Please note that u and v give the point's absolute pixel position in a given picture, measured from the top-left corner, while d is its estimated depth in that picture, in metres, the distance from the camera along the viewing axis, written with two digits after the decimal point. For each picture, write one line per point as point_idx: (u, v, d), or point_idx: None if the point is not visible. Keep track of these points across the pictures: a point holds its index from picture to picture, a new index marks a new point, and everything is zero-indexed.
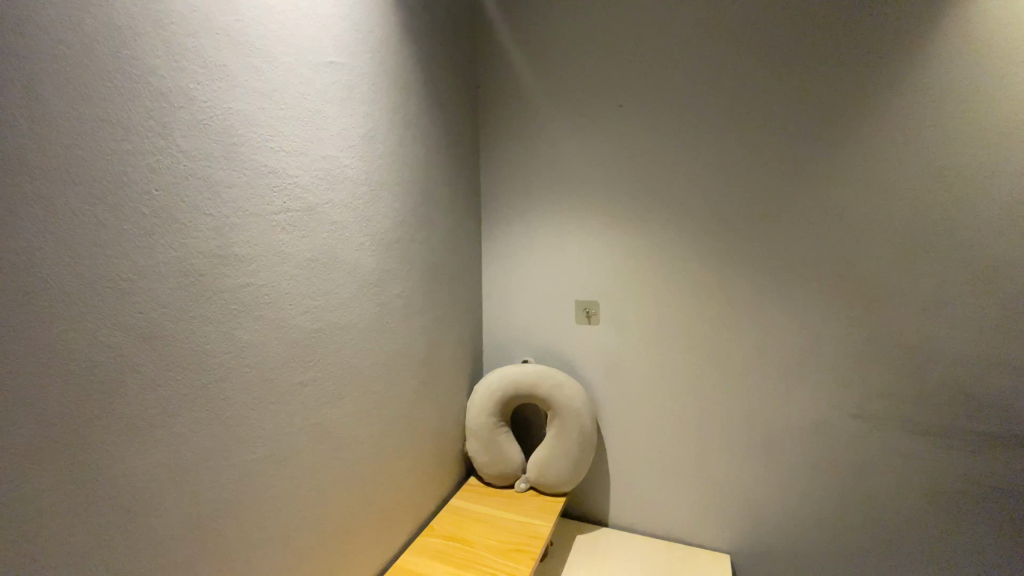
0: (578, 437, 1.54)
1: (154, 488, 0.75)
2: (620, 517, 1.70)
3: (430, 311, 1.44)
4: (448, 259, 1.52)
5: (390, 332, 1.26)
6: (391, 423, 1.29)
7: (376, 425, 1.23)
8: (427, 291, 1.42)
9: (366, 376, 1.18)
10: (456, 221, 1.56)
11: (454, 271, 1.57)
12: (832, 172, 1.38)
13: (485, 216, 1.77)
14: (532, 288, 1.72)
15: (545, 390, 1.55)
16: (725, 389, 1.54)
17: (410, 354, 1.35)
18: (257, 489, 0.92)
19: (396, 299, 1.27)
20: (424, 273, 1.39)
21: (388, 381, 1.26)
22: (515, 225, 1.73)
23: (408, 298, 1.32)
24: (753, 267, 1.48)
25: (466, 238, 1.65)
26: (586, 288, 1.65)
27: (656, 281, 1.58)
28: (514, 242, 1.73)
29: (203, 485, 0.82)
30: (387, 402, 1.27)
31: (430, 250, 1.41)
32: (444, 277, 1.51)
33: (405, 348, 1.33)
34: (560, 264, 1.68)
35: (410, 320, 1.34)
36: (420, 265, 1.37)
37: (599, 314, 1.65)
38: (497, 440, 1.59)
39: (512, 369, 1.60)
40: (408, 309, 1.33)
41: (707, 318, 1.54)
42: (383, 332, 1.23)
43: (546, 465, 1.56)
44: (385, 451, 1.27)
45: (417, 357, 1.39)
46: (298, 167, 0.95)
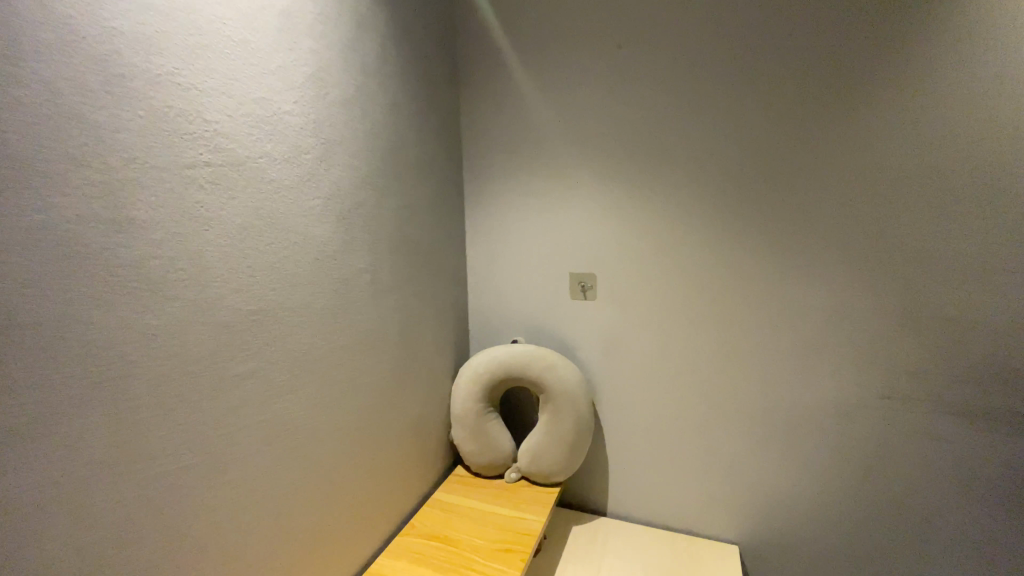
0: (574, 421, 1.39)
1: (48, 517, 0.59)
2: (620, 506, 1.57)
3: (406, 289, 1.27)
4: (426, 230, 1.35)
5: (356, 314, 1.09)
6: (363, 414, 1.14)
7: (345, 419, 1.08)
8: (402, 266, 1.24)
9: (328, 364, 1.02)
10: (433, 185, 1.38)
11: (433, 244, 1.40)
12: (868, 116, 1.17)
13: (468, 181, 1.58)
14: (522, 261, 1.55)
15: (536, 372, 1.39)
16: (735, 369, 1.39)
17: (382, 338, 1.19)
18: (193, 505, 0.77)
19: (363, 274, 1.10)
20: (396, 244, 1.21)
21: (357, 369, 1.11)
22: (502, 190, 1.54)
23: (377, 273, 1.15)
24: (770, 231, 1.30)
25: (447, 206, 1.48)
26: (582, 260, 1.48)
27: (659, 250, 1.40)
28: (500, 209, 1.55)
29: (119, 506, 0.67)
30: (357, 393, 1.11)
31: (403, 219, 1.23)
32: (422, 250, 1.34)
33: (375, 331, 1.16)
34: (552, 233, 1.50)
35: (380, 298, 1.17)
36: (391, 235, 1.19)
37: (595, 287, 1.48)
38: (484, 427, 1.44)
39: (501, 350, 1.44)
40: (378, 286, 1.16)
41: (716, 290, 1.37)
42: (347, 314, 1.06)
43: (538, 452, 1.41)
44: (357, 448, 1.12)
45: (391, 341, 1.22)
46: (220, 111, 0.76)
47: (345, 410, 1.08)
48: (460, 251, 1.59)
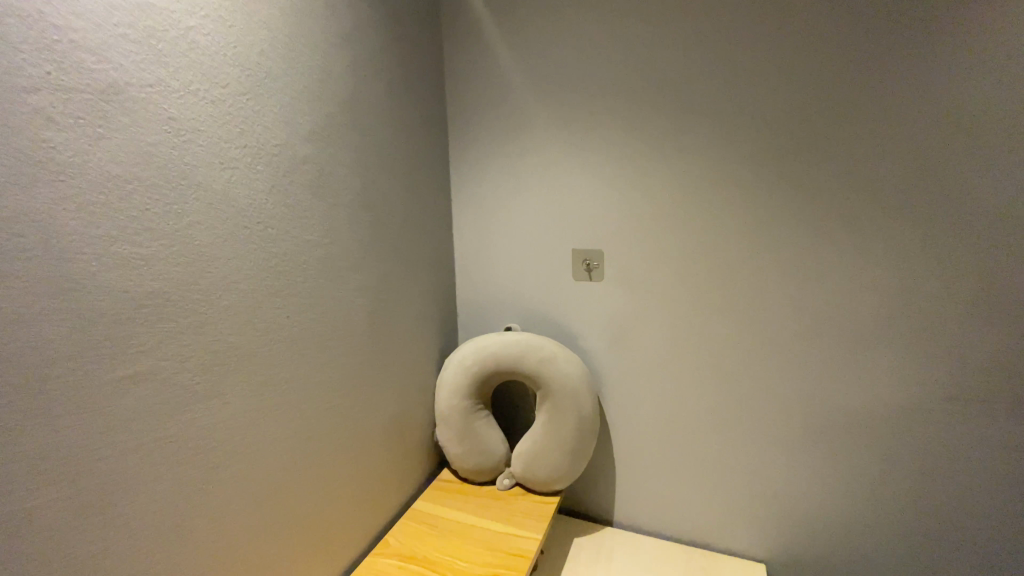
0: (578, 421, 1.19)
1: None
2: (629, 514, 1.39)
3: (378, 267, 1.05)
4: (402, 197, 1.12)
5: (309, 297, 0.88)
6: (322, 419, 0.94)
7: (297, 427, 0.88)
8: (371, 238, 1.02)
9: (271, 360, 0.81)
10: (409, 143, 1.14)
11: (413, 214, 1.17)
12: (960, 47, 0.90)
13: (455, 141, 1.34)
14: (517, 235, 1.33)
15: (532, 365, 1.19)
16: (769, 364, 1.17)
17: (348, 327, 0.98)
18: (75, 560, 0.57)
19: (319, 247, 0.89)
20: (363, 211, 0.99)
21: (313, 364, 0.90)
22: (493, 151, 1.30)
23: (336, 246, 0.93)
24: (819, 199, 1.05)
25: (429, 169, 1.25)
26: (587, 234, 1.25)
27: (678, 222, 1.17)
28: (492, 174, 1.32)
29: None
30: (314, 394, 0.91)
31: (369, 181, 1.00)
32: (398, 221, 1.11)
33: (335, 317, 0.94)
34: (551, 202, 1.27)
35: (342, 278, 0.95)
36: (353, 199, 0.96)
37: (603, 266, 1.26)
38: (473, 428, 1.24)
39: (491, 339, 1.23)
40: (340, 263, 0.94)
41: (750, 271, 1.13)
42: (297, 297, 0.85)
43: (536, 456, 1.21)
44: (316, 459, 0.93)
45: (359, 331, 1.01)
46: (76, 14, 0.54)
47: (298, 415, 0.88)
48: (446, 224, 1.37)
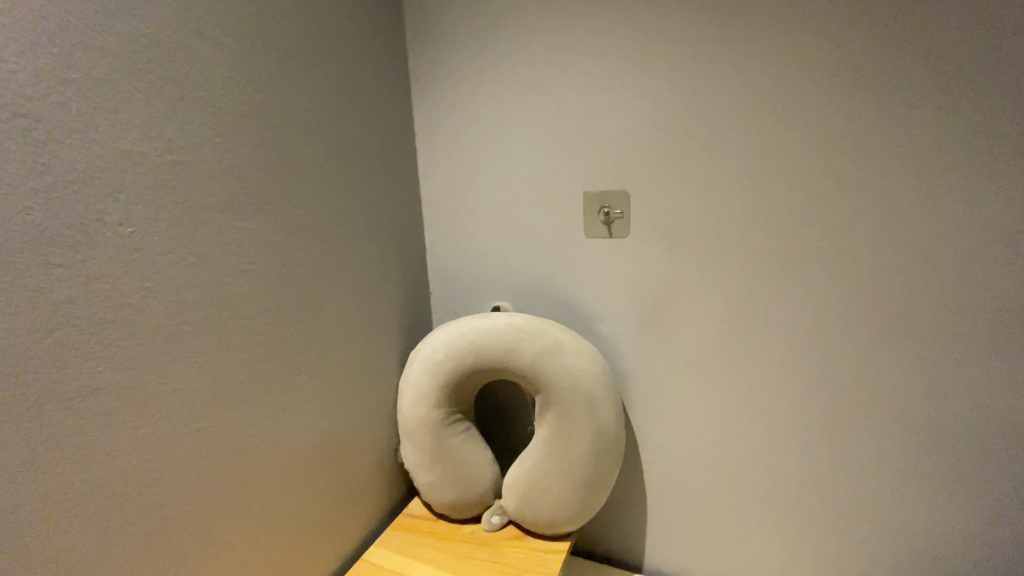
0: (596, 438, 0.84)
1: None
2: (661, 554, 1.03)
3: (283, 211, 0.69)
4: (323, 113, 0.76)
5: (145, 250, 0.53)
6: (189, 448, 0.59)
7: (134, 465, 0.53)
8: (266, 164, 0.66)
9: (47, 360, 0.45)
10: (334, 36, 0.77)
11: (347, 143, 0.81)
12: None
13: (414, 42, 0.95)
14: (503, 176, 0.94)
15: (529, 359, 0.84)
16: (877, 354, 0.79)
17: (230, 302, 0.63)
18: None
19: (159, 166, 0.53)
20: (248, 119, 0.63)
21: (160, 362, 0.55)
22: (467, 54, 0.91)
23: (194, 167, 0.57)
24: (968, 94, 0.67)
25: (375, 82, 0.87)
26: (603, 169, 0.87)
27: (739, 144, 0.78)
28: (467, 90, 0.93)
29: None
30: (170, 410, 0.57)
31: (256, 75, 0.64)
32: (321, 147, 0.76)
33: (202, 287, 0.59)
34: (552, 127, 0.88)
35: (209, 221, 0.59)
36: (225, 98, 0.60)
37: (627, 215, 0.87)
38: (450, 449, 0.89)
39: (471, 324, 0.87)
40: (207, 198, 0.59)
41: (850, 214, 0.76)
42: (113, 249, 0.50)
43: (539, 488, 0.86)
44: (184, 509, 0.59)
45: (253, 309, 0.66)
46: None
47: (137, 446, 0.53)
48: (409, 164, 0.99)
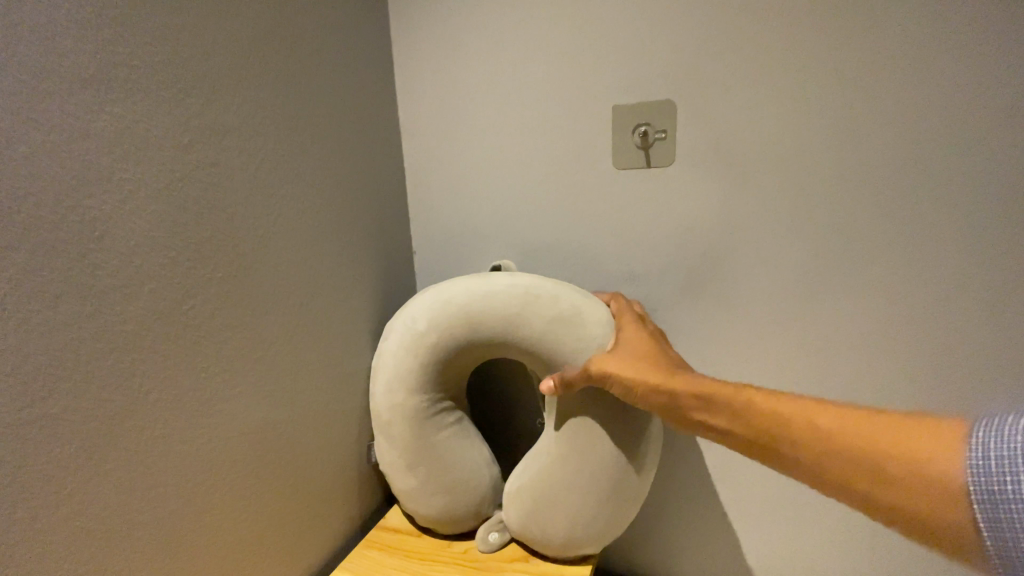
0: (627, 433, 0.64)
1: None
2: (705, 566, 0.84)
3: (208, 101, 0.50)
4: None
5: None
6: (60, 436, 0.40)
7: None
8: (173, 13, 0.46)
9: None
10: None
11: (303, 22, 0.61)
12: None
13: None
14: (510, 93, 0.74)
15: (538, 330, 0.64)
16: (986, 296, 0.63)
17: (117, 212, 0.43)
18: None
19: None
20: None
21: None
22: None
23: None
24: None
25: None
26: (638, 74, 0.68)
27: (816, 33, 0.62)
28: None
29: None
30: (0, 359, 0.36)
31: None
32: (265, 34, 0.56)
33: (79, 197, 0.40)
34: (573, 25, 0.69)
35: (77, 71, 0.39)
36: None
37: (671, 135, 0.69)
38: (437, 447, 0.70)
39: (462, 285, 0.67)
40: (73, 34, 0.39)
41: (959, 116, 0.59)
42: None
43: (552, 499, 0.67)
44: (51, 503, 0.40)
45: (151, 225, 0.46)
46: None
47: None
48: (388, 76, 0.78)
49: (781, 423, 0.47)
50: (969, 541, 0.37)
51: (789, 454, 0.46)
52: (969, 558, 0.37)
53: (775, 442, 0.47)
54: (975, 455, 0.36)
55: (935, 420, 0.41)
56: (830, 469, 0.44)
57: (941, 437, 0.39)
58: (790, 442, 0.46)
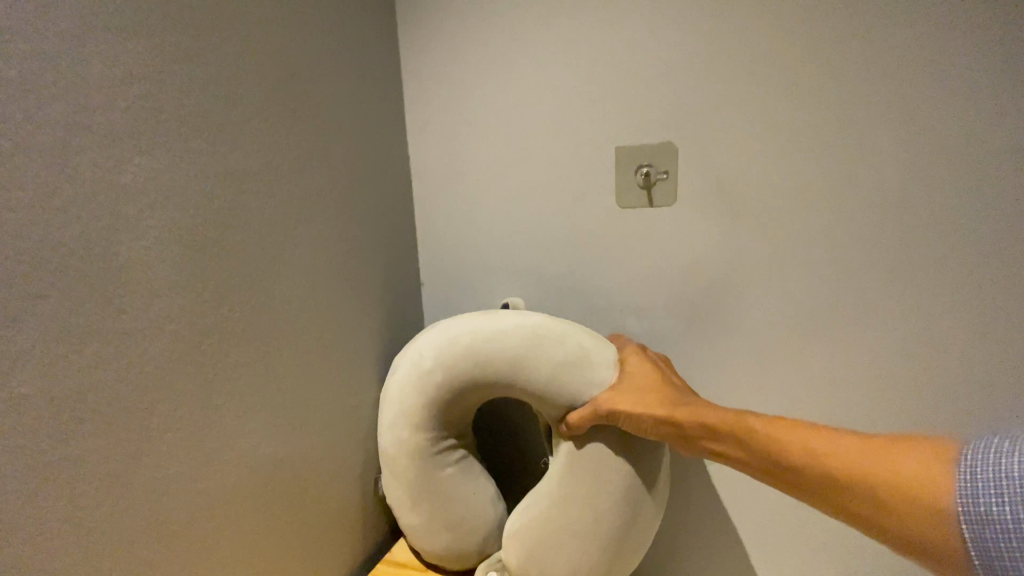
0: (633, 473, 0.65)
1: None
2: None
3: (224, 152, 0.52)
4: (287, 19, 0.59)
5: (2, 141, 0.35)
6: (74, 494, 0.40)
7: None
8: (194, 64, 0.49)
9: None
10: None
11: (316, 66, 0.64)
12: None
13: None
14: (514, 134, 0.77)
15: (540, 372, 0.65)
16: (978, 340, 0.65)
17: (131, 263, 0.44)
18: None
19: (41, 28, 0.38)
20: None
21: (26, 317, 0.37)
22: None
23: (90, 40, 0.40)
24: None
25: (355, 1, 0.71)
26: (639, 116, 0.71)
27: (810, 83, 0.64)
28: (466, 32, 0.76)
29: None
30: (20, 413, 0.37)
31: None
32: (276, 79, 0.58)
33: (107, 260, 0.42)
34: (574, 73, 0.72)
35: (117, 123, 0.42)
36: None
37: (673, 175, 0.71)
38: (444, 485, 0.70)
39: (469, 323, 0.68)
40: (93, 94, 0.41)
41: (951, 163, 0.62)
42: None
43: (556, 540, 0.66)
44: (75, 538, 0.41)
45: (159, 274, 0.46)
46: None
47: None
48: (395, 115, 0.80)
49: (776, 442, 0.49)
50: (963, 556, 0.38)
51: (786, 479, 0.48)
52: (963, 575, 0.38)
53: (773, 461, 0.49)
54: (970, 470, 0.38)
55: (930, 442, 0.43)
56: (828, 491, 0.45)
57: (937, 457, 0.41)
58: (788, 465, 0.48)
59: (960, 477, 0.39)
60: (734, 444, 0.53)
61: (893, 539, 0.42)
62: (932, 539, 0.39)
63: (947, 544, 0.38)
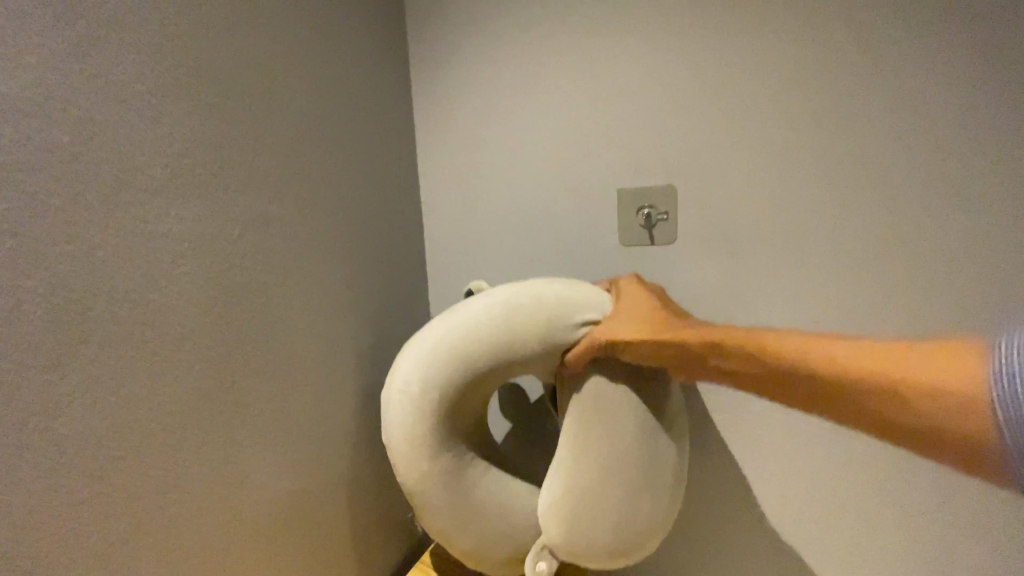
0: (647, 453, 0.73)
1: None
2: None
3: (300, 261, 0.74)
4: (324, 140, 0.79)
5: (100, 188, 0.49)
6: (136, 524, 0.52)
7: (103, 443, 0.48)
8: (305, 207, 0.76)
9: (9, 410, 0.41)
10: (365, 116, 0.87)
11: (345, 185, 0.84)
12: None
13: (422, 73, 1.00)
14: (538, 201, 0.98)
15: (530, 340, 0.73)
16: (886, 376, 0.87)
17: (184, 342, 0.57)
18: None
19: (149, 124, 0.53)
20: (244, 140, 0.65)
21: (115, 321, 0.50)
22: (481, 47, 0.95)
23: (181, 117, 0.57)
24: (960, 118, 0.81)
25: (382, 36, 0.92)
26: (632, 154, 0.92)
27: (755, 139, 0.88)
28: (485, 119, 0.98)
29: None
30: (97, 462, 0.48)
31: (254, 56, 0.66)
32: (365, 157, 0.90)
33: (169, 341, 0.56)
34: (591, 139, 0.93)
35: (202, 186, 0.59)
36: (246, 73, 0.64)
37: (670, 215, 0.93)
38: (471, 498, 0.75)
39: (454, 315, 0.74)
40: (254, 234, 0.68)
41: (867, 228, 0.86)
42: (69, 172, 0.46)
43: (590, 520, 0.73)
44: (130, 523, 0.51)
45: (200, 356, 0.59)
46: None
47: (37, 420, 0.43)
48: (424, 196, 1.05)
49: (798, 361, 0.56)
50: (996, 437, 0.43)
51: (802, 373, 0.55)
52: (999, 458, 0.43)
53: (795, 374, 0.56)
54: (998, 363, 0.43)
55: (954, 346, 0.48)
56: (866, 407, 0.51)
57: (962, 357, 0.46)
58: (803, 361, 0.56)
59: (993, 365, 0.44)
60: (750, 359, 0.60)
61: (932, 437, 0.47)
62: (969, 429, 0.45)
63: (982, 430, 0.44)
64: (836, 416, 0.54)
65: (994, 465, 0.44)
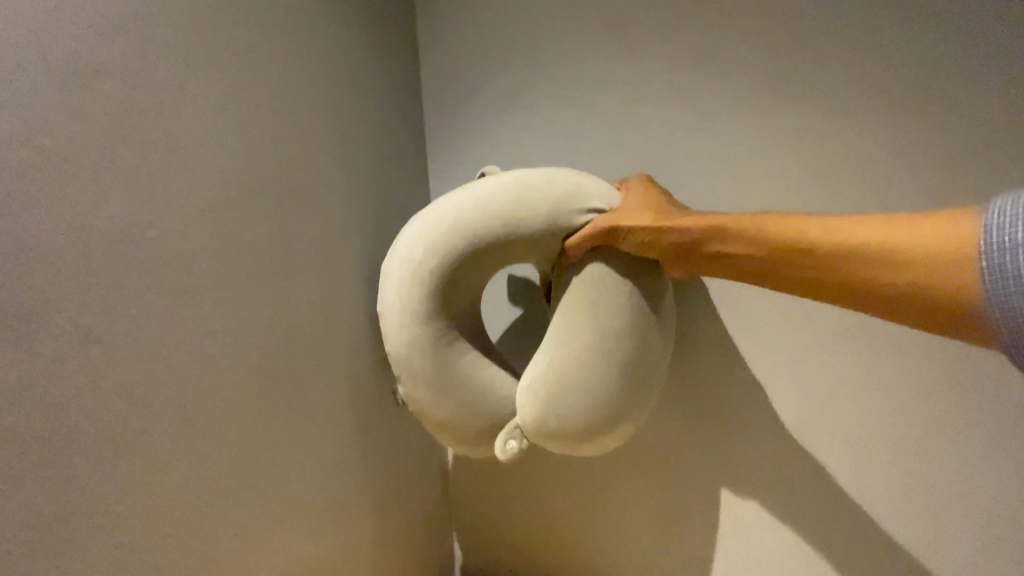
0: (615, 335, 0.97)
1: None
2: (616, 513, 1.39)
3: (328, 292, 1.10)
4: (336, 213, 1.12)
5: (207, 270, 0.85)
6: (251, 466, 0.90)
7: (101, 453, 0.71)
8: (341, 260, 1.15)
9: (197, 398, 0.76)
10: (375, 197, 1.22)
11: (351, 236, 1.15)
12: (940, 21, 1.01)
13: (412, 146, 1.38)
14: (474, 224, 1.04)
15: (501, 227, 0.96)
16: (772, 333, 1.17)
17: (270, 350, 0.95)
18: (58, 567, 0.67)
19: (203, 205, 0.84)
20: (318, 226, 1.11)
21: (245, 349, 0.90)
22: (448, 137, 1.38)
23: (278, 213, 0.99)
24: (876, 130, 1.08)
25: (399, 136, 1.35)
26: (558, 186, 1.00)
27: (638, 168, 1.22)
28: None
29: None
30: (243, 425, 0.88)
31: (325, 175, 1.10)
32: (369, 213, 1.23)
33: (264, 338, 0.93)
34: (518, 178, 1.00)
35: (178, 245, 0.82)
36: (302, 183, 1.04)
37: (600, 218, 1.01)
38: (449, 368, 0.99)
39: (441, 212, 0.97)
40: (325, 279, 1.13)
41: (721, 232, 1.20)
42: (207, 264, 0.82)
43: (563, 377, 0.98)
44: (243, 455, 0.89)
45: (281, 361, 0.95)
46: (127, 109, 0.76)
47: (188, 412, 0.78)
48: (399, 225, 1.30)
49: (835, 241, 0.77)
50: (976, 286, 0.65)
51: (841, 253, 0.77)
52: (971, 301, 0.66)
53: (832, 254, 0.77)
54: (990, 220, 0.64)
55: (954, 216, 0.70)
56: (897, 272, 0.72)
57: (959, 223, 0.68)
58: (841, 243, 0.77)
59: (984, 224, 0.65)
60: (785, 244, 0.82)
61: (932, 291, 0.69)
62: (950, 285, 0.67)
63: (966, 280, 0.66)
64: (862, 286, 0.75)
65: (956, 315, 0.67)
